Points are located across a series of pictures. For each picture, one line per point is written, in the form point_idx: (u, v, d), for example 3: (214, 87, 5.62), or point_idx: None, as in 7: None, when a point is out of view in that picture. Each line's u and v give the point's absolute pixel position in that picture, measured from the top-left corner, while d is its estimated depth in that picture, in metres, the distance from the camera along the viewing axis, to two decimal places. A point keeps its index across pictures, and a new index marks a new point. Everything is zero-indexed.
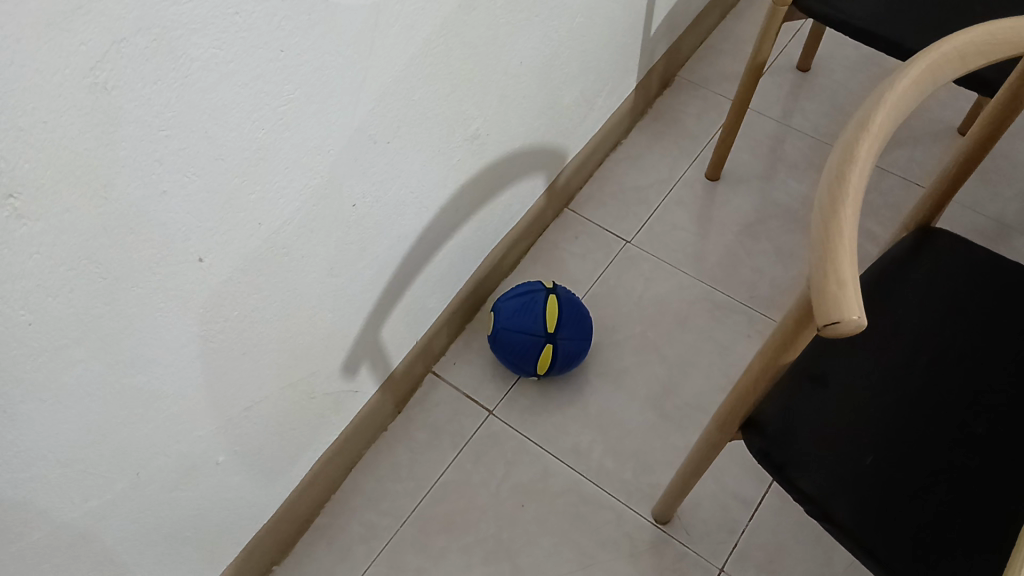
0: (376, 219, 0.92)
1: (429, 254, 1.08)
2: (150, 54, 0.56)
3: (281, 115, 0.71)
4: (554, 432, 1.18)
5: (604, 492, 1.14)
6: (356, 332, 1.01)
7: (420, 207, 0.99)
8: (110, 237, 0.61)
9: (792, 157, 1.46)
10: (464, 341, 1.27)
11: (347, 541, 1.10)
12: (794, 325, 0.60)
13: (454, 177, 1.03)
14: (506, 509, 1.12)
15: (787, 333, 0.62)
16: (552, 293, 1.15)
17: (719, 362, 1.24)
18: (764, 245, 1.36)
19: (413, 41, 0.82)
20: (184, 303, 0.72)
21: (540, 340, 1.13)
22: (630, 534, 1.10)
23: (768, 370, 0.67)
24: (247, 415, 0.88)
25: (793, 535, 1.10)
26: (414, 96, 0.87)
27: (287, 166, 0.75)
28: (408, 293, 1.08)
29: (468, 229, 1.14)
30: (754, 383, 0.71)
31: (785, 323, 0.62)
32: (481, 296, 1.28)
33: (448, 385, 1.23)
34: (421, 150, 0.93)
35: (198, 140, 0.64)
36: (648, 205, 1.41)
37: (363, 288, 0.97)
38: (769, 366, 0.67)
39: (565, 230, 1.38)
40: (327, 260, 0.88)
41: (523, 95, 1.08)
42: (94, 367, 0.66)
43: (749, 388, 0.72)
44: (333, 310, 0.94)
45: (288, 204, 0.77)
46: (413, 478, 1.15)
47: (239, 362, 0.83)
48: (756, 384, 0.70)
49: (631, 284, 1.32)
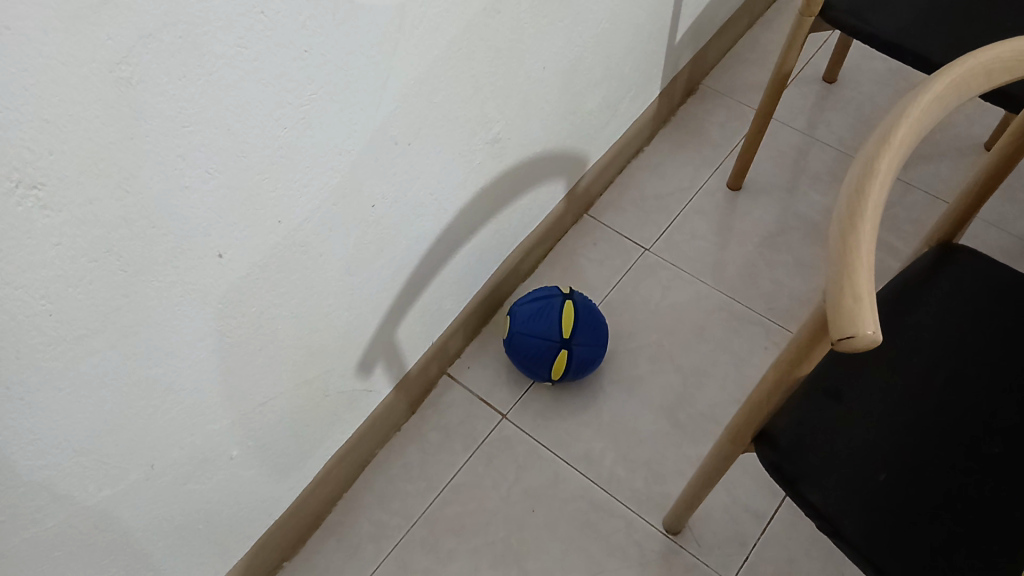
0: (394, 219, 0.92)
1: (446, 256, 1.08)
2: (176, 50, 0.57)
3: (303, 114, 0.71)
4: (567, 438, 1.18)
5: (614, 499, 1.13)
6: (372, 331, 1.01)
7: (439, 209, 1.00)
8: (131, 229, 0.62)
9: (815, 169, 1.45)
10: (479, 343, 1.28)
11: (357, 539, 1.11)
12: (809, 339, 0.60)
13: (474, 180, 1.03)
14: (516, 514, 1.12)
15: (802, 346, 0.61)
16: (569, 299, 1.15)
17: (735, 373, 1.23)
18: (784, 256, 1.35)
19: (437, 43, 0.82)
20: (203, 297, 0.72)
21: (555, 345, 1.13)
22: (640, 543, 1.10)
23: (781, 383, 0.67)
24: (261, 410, 0.89)
25: (805, 550, 1.09)
26: (436, 98, 0.87)
27: (308, 164, 0.75)
28: (425, 294, 1.08)
29: (487, 231, 1.14)
30: (766, 396, 0.70)
31: (800, 336, 0.61)
32: (498, 299, 1.29)
33: (463, 387, 1.23)
34: (442, 151, 0.93)
35: (221, 135, 0.65)
36: (668, 212, 1.40)
37: (380, 287, 0.97)
38: (782, 379, 0.66)
39: (584, 235, 1.38)
40: (344, 259, 0.88)
41: (545, 100, 1.08)
42: (111, 358, 0.67)
43: (762, 400, 0.72)
44: (350, 309, 0.94)
45: (308, 202, 0.78)
46: (424, 479, 1.15)
47: (256, 357, 0.84)
48: (768, 396, 0.70)
49: (649, 292, 1.31)
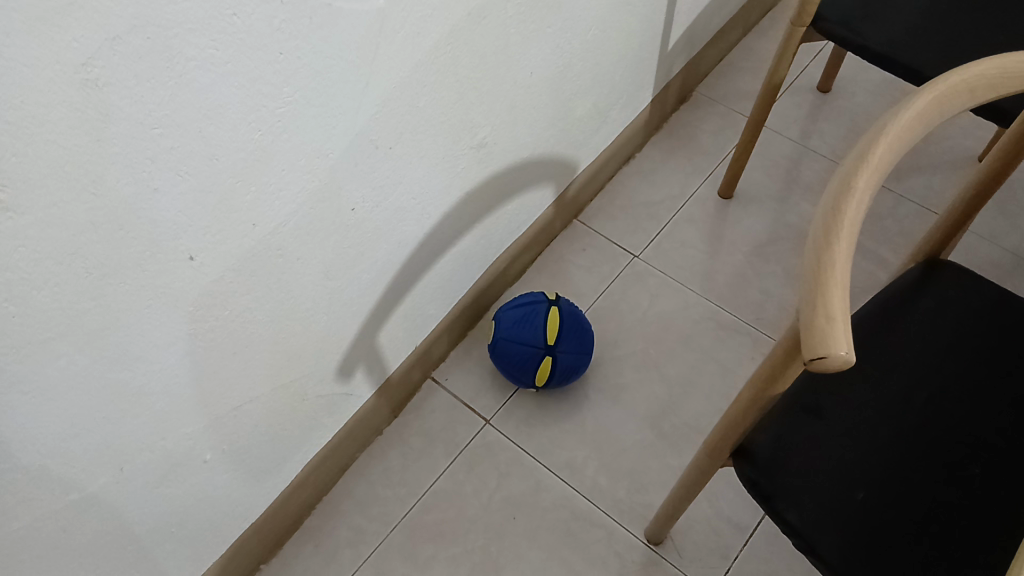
0: (376, 223, 0.92)
1: (430, 261, 1.07)
2: (144, 52, 0.56)
3: (279, 117, 0.70)
4: (549, 446, 1.17)
5: (595, 509, 1.12)
6: (352, 336, 1.00)
7: (422, 214, 0.99)
8: (99, 232, 0.61)
9: (807, 179, 1.44)
10: (464, 348, 1.27)
11: (335, 544, 1.10)
12: (783, 359, 0.59)
13: (458, 186, 1.02)
14: (497, 522, 1.11)
15: (776, 365, 0.60)
16: (554, 306, 1.15)
17: (721, 383, 1.22)
18: (773, 266, 1.34)
19: (420, 47, 0.81)
20: (174, 301, 0.71)
21: (539, 352, 1.12)
22: (620, 553, 1.09)
23: (757, 402, 0.66)
24: (236, 414, 0.88)
25: (785, 563, 1.08)
26: (419, 103, 0.86)
27: (284, 168, 0.74)
28: (408, 298, 1.07)
29: (472, 236, 1.13)
30: (740, 413, 0.69)
31: (774, 353, 0.60)
32: (484, 304, 1.28)
33: (446, 392, 1.23)
34: (425, 156, 0.92)
35: (192, 137, 0.64)
36: (657, 220, 1.39)
37: (360, 291, 0.96)
38: (757, 398, 0.65)
39: (573, 241, 1.37)
40: (323, 263, 0.87)
41: (533, 106, 1.07)
42: (79, 360, 0.66)
43: (738, 419, 0.71)
44: (328, 313, 0.93)
45: (283, 206, 0.77)
46: (405, 484, 1.14)
47: (230, 361, 0.83)
48: (743, 414, 0.69)
49: (636, 299, 1.31)
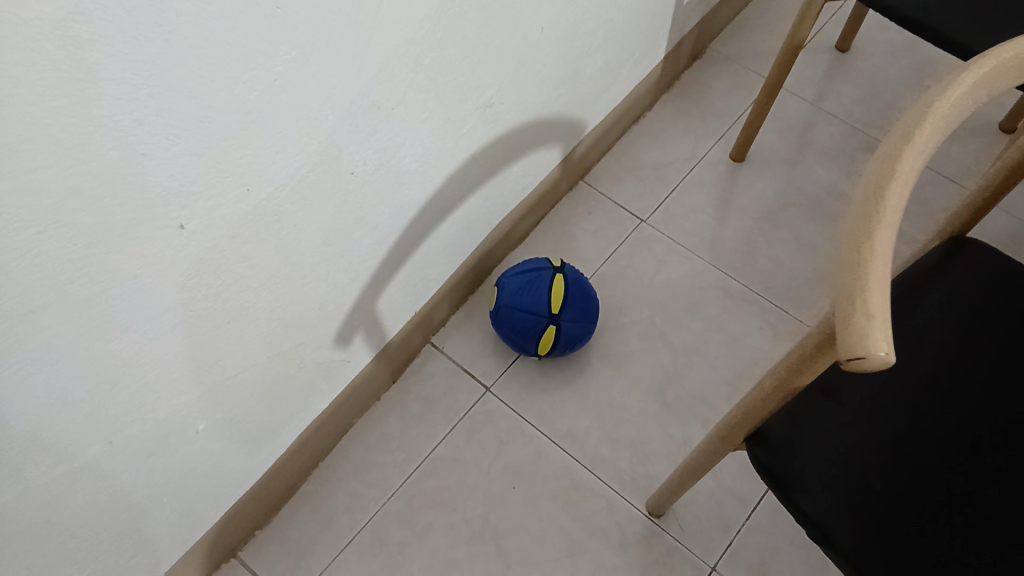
0: (377, 186, 0.87)
1: (432, 224, 1.03)
2: (131, 6, 0.52)
3: (276, 76, 0.66)
4: (551, 414, 1.16)
5: (596, 479, 1.11)
6: (352, 301, 0.97)
7: (425, 177, 0.94)
8: (83, 199, 0.57)
9: (822, 143, 1.39)
10: (465, 313, 1.24)
11: (333, 510, 1.09)
12: (810, 351, 0.56)
13: (463, 147, 0.98)
14: (497, 490, 1.10)
15: (801, 356, 0.57)
16: (559, 273, 1.12)
17: (728, 354, 1.20)
18: (784, 233, 1.30)
19: (426, 2, 0.76)
20: (165, 269, 0.68)
21: (543, 320, 1.10)
22: (621, 525, 1.08)
23: (778, 390, 0.63)
24: (231, 382, 0.85)
25: (788, 538, 1.07)
26: (424, 61, 0.81)
27: (282, 129, 0.70)
28: (409, 263, 1.03)
29: (476, 199, 1.09)
30: (758, 400, 0.67)
31: (802, 344, 0.57)
32: (486, 267, 1.24)
33: (446, 356, 1.20)
34: (429, 117, 0.88)
35: (185, 98, 0.59)
36: (666, 183, 1.35)
37: (359, 256, 0.93)
38: (778, 388, 0.63)
39: (579, 203, 1.33)
40: (322, 228, 0.84)
41: (542, 64, 1.02)
42: (64, 333, 0.63)
43: (756, 406, 0.68)
44: (326, 279, 0.90)
45: (281, 168, 0.73)
46: (403, 450, 1.13)
47: (226, 329, 0.80)
48: (760, 401, 0.67)
49: (643, 266, 1.27)
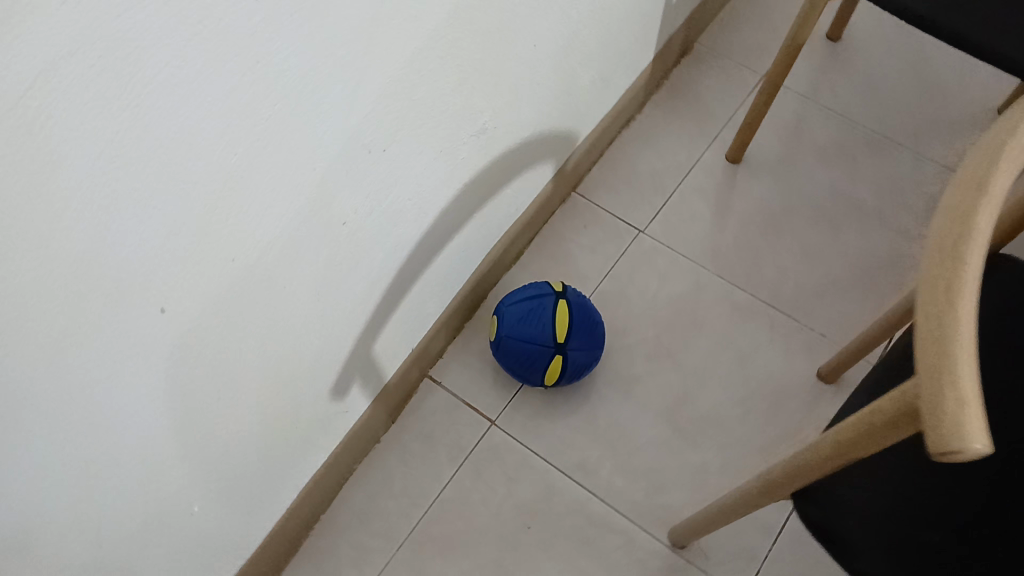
0: (370, 232, 0.81)
1: (428, 259, 0.96)
2: (90, 80, 0.44)
3: (258, 134, 0.58)
4: (560, 447, 1.10)
5: (613, 512, 1.06)
6: (348, 349, 0.90)
7: (420, 213, 0.88)
8: (49, 300, 0.50)
9: (819, 140, 1.35)
10: (463, 342, 1.17)
11: (338, 566, 1.02)
12: (889, 423, 0.50)
13: (459, 177, 0.91)
14: (510, 532, 1.04)
15: (880, 428, 0.51)
16: (562, 299, 1.06)
17: (740, 372, 1.16)
18: (789, 239, 1.26)
19: (420, 30, 0.69)
20: (146, 356, 0.61)
21: (549, 350, 1.04)
22: (642, 561, 1.03)
23: (842, 456, 0.56)
24: (224, 455, 0.79)
25: (816, 564, 1.03)
26: (417, 94, 0.74)
27: (267, 189, 0.63)
28: (405, 303, 0.97)
29: (472, 227, 1.03)
30: (813, 459, 0.60)
31: (880, 416, 0.51)
32: (482, 293, 1.18)
33: (445, 390, 1.14)
34: (424, 151, 0.81)
35: (154, 168, 0.51)
36: (663, 190, 1.30)
37: (354, 307, 0.86)
38: (844, 449, 0.56)
39: (574, 218, 1.27)
40: (315, 284, 0.77)
41: (537, 81, 0.95)
42: (40, 447, 0.55)
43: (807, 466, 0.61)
44: (320, 334, 0.83)
45: (268, 230, 0.66)
46: (408, 496, 1.06)
47: (217, 405, 0.73)
48: (816, 461, 0.60)
49: (644, 282, 1.22)
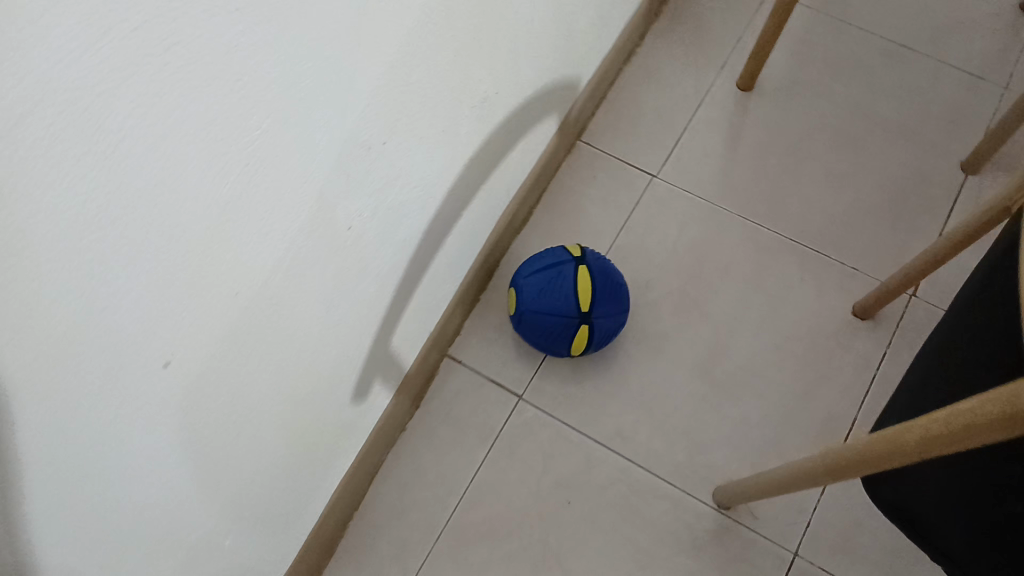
0: (375, 232, 0.75)
1: (439, 240, 0.91)
2: (49, 143, 0.36)
3: (249, 158, 0.51)
4: (594, 415, 1.06)
5: (655, 478, 1.02)
6: (364, 352, 0.85)
7: (426, 199, 0.82)
8: (39, 397, 0.42)
9: (830, 57, 1.29)
10: (480, 315, 1.12)
11: (378, 563, 0.99)
12: (963, 431, 0.46)
13: (464, 152, 0.86)
14: (551, 510, 1.01)
15: (956, 432, 0.46)
16: (582, 264, 0.99)
17: (772, 315, 1.11)
18: (811, 168, 1.20)
19: (409, 9, 0.62)
20: (155, 416, 0.54)
21: (574, 321, 0.98)
22: (691, 525, 1.00)
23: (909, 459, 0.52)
24: (251, 484, 0.74)
25: (868, 509, 1.00)
26: (412, 78, 0.68)
27: (264, 214, 0.56)
28: (417, 294, 0.92)
29: (480, 198, 0.97)
30: (877, 455, 0.55)
31: (958, 422, 0.46)
32: (494, 261, 1.13)
33: (467, 369, 1.09)
34: (425, 135, 0.75)
35: (136, 225, 0.44)
36: (673, 129, 1.24)
37: (366, 310, 0.80)
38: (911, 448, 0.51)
39: (581, 169, 1.21)
40: (324, 297, 0.71)
41: (536, 38, 0.88)
42: (54, 540, 0.48)
43: (881, 455, 0.54)
44: (335, 344, 0.78)
45: (270, 256, 0.59)
46: (442, 483, 1.03)
47: (237, 439, 0.68)
48: (881, 457, 0.55)
49: (663, 229, 1.16)
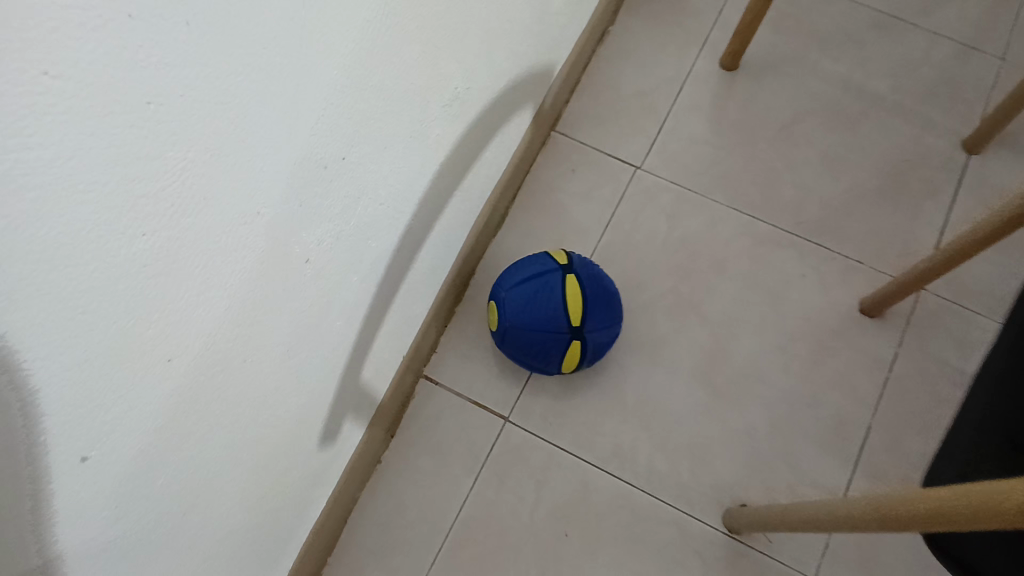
0: (340, 261, 0.64)
1: (411, 256, 0.80)
2: None
3: (171, 198, 0.41)
4: (588, 435, 0.97)
5: (659, 501, 0.94)
6: (334, 390, 0.75)
7: (395, 214, 0.72)
8: None
9: (819, 29, 1.20)
10: (457, 329, 1.02)
11: None
12: None
13: (435, 156, 0.75)
14: (547, 543, 0.92)
15: None
16: (570, 273, 0.90)
17: (773, 314, 1.03)
18: (806, 152, 1.11)
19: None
20: (76, 524, 0.43)
21: (564, 337, 0.88)
22: (700, 551, 0.92)
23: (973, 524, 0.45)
24: (208, 561, 0.64)
25: None
26: (373, 81, 0.57)
27: (198, 262, 0.45)
28: (389, 317, 0.81)
29: (454, 206, 0.87)
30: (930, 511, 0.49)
31: None
32: (470, 270, 1.03)
33: (446, 390, 0.99)
34: (391, 144, 0.64)
35: (28, 304, 0.33)
36: (656, 113, 1.14)
37: (333, 346, 0.70)
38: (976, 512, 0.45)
39: (558, 161, 1.11)
40: (283, 344, 0.60)
41: (510, 22, 0.78)
42: None
43: (938, 514, 0.48)
44: (300, 390, 0.67)
45: (211, 309, 0.48)
46: (425, 520, 0.93)
47: (186, 520, 0.57)
48: (935, 515, 0.48)
49: (651, 225, 1.07)
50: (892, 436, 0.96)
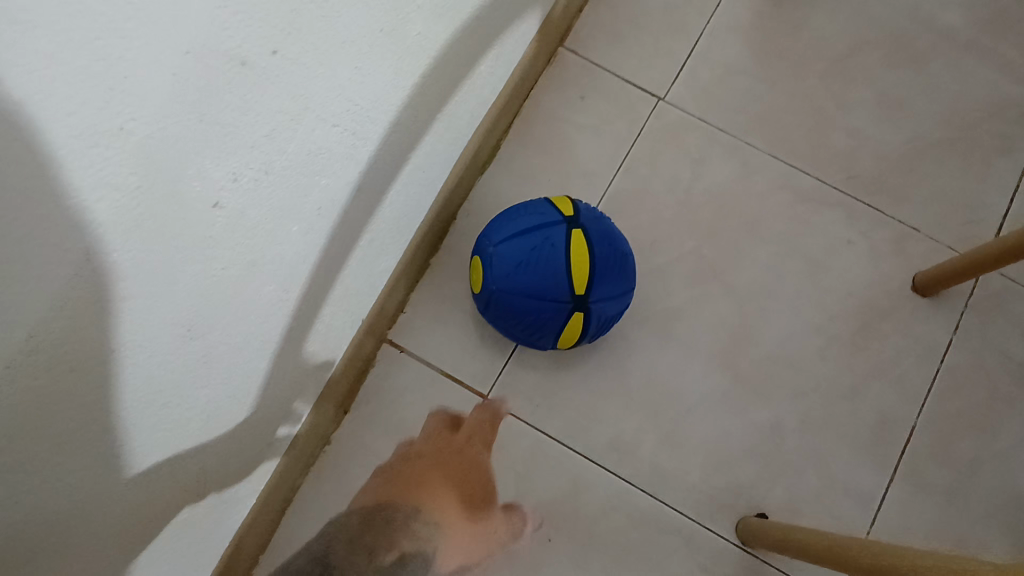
0: (267, 206, 0.46)
1: (375, 198, 0.62)
2: None
3: None
4: (582, 421, 0.80)
5: (662, 504, 0.78)
6: (265, 368, 0.57)
7: (354, 142, 0.53)
8: None
9: None
10: (432, 285, 0.84)
11: None
12: None
13: (411, 65, 0.55)
14: (525, 549, 0.77)
15: None
16: (576, 228, 0.71)
17: (811, 287, 0.86)
18: (862, 93, 0.92)
19: None
20: None
21: (565, 309, 0.70)
22: (707, 565, 0.77)
23: None
24: None
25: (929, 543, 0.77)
26: None
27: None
28: (344, 274, 0.63)
29: (433, 136, 0.68)
30: None
31: None
32: (450, 213, 0.85)
33: (414, 359, 0.82)
34: (344, 42, 0.46)
35: None
36: (686, 34, 0.94)
37: (263, 315, 0.52)
38: None
39: (565, 86, 0.91)
40: (182, 319, 0.43)
41: None
42: None
43: None
44: (212, 375, 0.50)
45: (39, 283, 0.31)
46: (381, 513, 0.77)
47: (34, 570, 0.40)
48: None
49: (672, 171, 0.89)
50: (942, 439, 0.81)
